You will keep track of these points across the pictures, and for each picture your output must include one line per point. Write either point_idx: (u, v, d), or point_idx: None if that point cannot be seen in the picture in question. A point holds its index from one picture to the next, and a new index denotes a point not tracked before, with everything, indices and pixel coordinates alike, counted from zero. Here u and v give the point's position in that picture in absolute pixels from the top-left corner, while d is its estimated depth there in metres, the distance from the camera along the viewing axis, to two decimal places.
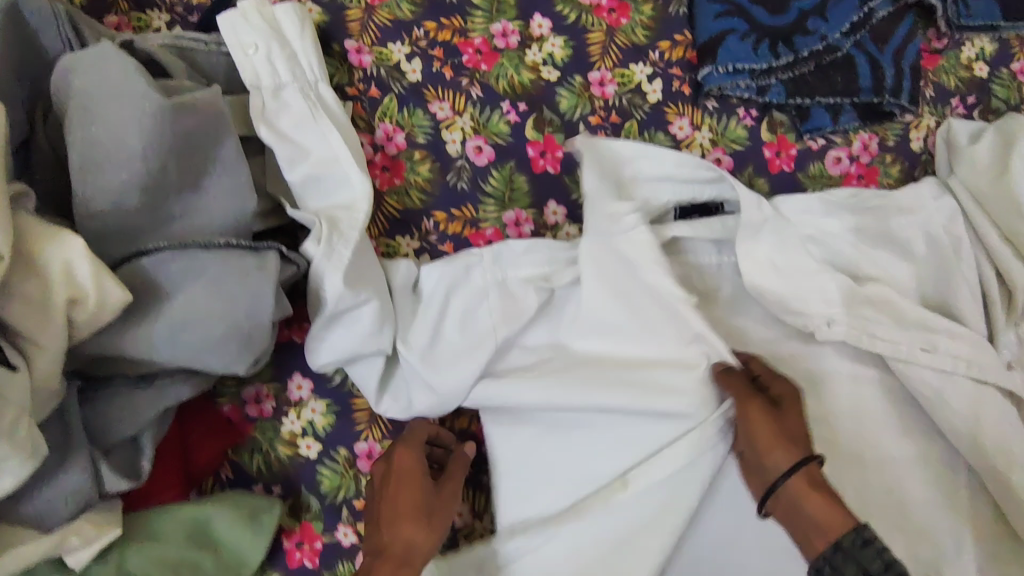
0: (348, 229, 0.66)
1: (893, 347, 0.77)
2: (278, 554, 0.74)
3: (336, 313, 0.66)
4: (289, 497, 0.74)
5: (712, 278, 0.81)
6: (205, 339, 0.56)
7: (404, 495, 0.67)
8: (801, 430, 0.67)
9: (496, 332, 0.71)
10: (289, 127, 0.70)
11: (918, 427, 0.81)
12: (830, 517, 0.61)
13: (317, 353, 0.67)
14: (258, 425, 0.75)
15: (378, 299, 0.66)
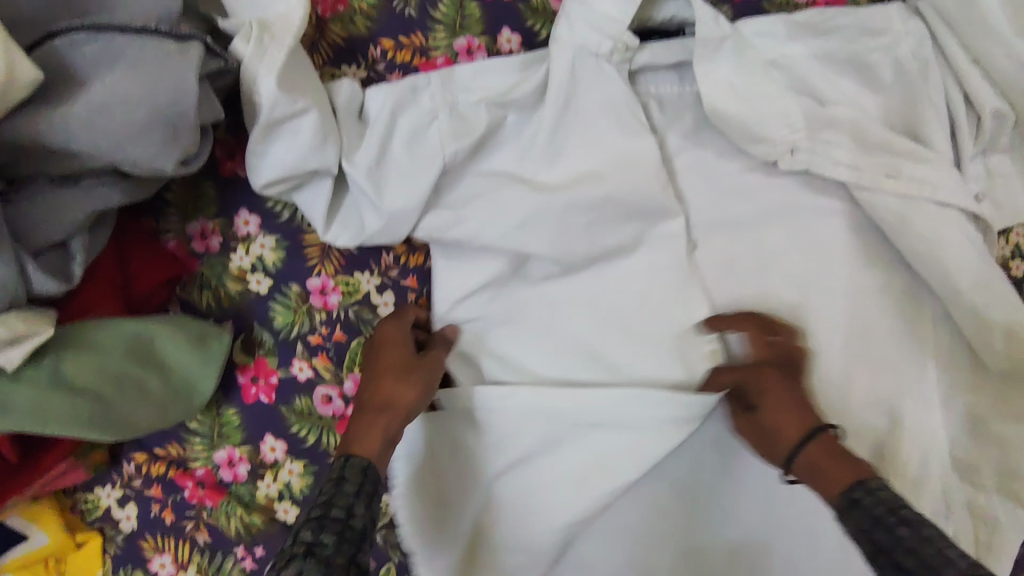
0: (282, 34, 0.63)
1: (856, 173, 0.76)
2: (232, 390, 0.73)
3: (274, 120, 0.63)
4: (240, 333, 0.73)
5: (673, 109, 0.79)
6: (127, 125, 0.54)
7: (386, 356, 0.70)
8: (779, 392, 0.67)
9: (444, 150, 0.69)
10: None
11: (885, 258, 0.80)
12: (823, 484, 0.62)
13: (256, 166, 0.65)
14: (206, 262, 0.73)
15: (316, 108, 0.64)
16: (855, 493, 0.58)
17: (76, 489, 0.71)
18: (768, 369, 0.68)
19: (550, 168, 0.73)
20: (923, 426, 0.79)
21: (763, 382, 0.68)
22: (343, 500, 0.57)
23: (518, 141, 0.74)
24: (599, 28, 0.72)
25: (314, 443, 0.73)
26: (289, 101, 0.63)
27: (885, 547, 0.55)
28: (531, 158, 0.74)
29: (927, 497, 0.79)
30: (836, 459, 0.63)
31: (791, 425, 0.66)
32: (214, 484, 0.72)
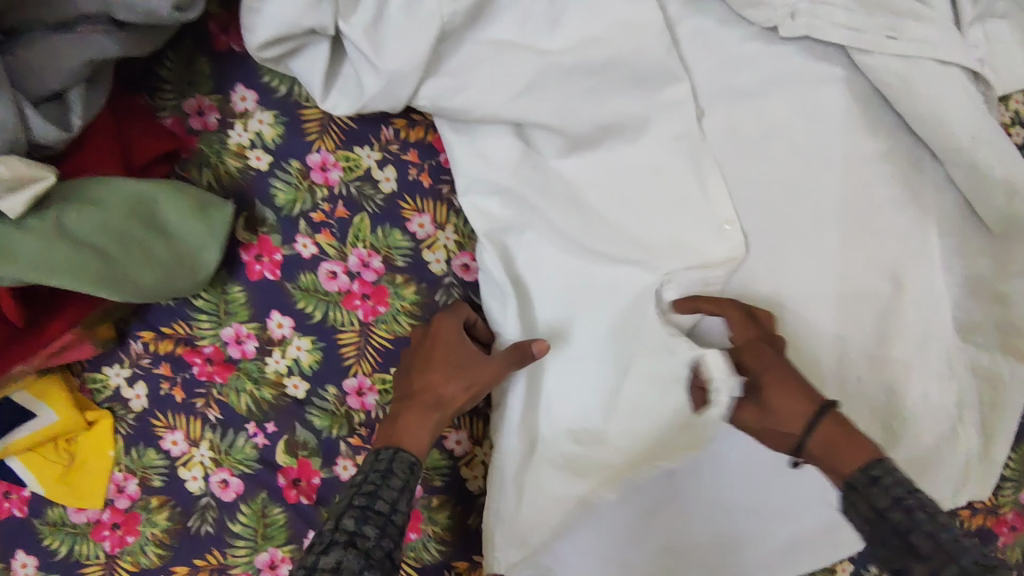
0: None
1: (855, 35, 0.76)
2: (237, 267, 0.72)
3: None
4: (243, 210, 0.72)
5: None
6: None
7: (438, 348, 0.69)
8: (780, 378, 0.65)
9: (442, 13, 0.67)
10: None
11: (886, 126, 0.80)
12: (847, 462, 0.60)
13: (250, 28, 0.65)
14: (204, 139, 0.72)
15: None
16: (878, 470, 0.58)
17: (84, 368, 0.70)
18: (753, 350, 0.67)
19: (551, 35, 0.72)
20: (926, 291, 0.79)
21: (765, 361, 0.67)
22: (385, 499, 0.59)
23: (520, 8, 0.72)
24: None
25: (320, 319, 0.73)
26: None
27: (900, 525, 0.56)
28: (531, 26, 0.72)
29: (931, 363, 0.78)
30: (839, 441, 0.61)
31: (798, 397, 0.64)
32: (223, 362, 0.71)
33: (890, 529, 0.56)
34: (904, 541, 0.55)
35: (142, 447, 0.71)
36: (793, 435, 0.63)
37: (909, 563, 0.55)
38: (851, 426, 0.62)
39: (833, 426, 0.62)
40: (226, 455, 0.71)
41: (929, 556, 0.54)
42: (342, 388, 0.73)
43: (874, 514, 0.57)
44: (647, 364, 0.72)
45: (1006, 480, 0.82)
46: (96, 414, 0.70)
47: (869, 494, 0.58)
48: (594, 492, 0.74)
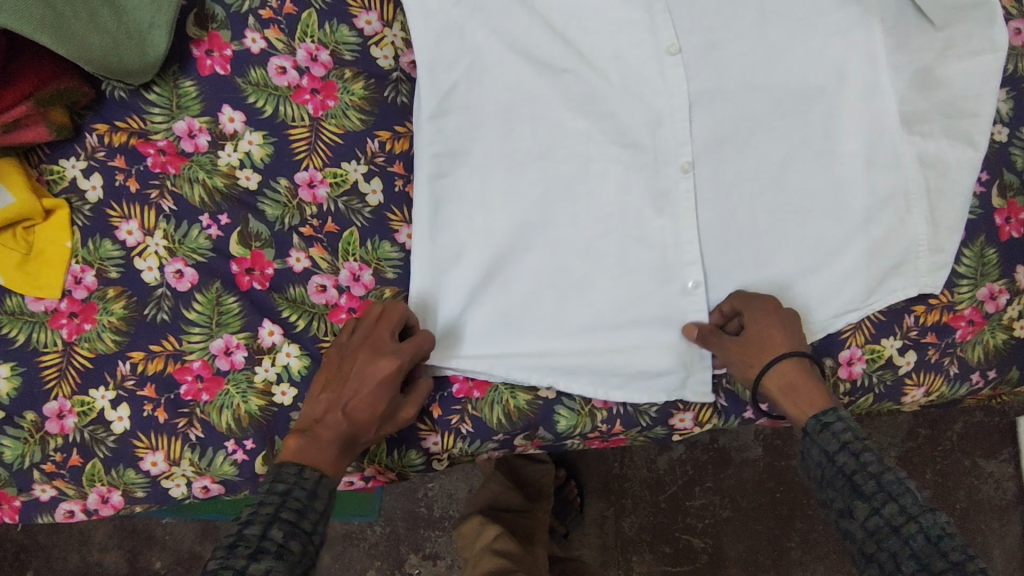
0: None
1: None
2: (188, 62, 0.73)
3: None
4: (193, 7, 0.73)
5: None
6: None
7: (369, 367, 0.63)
8: (771, 323, 0.69)
9: None
10: None
11: None
12: (802, 407, 0.67)
13: None
14: None
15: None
16: (828, 417, 0.64)
17: (42, 160, 0.72)
18: (766, 307, 0.69)
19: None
20: (867, 83, 0.79)
21: (758, 315, 0.69)
22: (297, 503, 0.57)
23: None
24: None
25: (270, 114, 0.74)
26: None
27: (851, 471, 0.60)
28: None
29: (879, 154, 0.78)
30: (799, 388, 0.67)
31: (758, 352, 0.69)
32: (176, 156, 0.73)
33: (839, 470, 0.61)
34: (850, 483, 0.60)
35: (99, 238, 0.71)
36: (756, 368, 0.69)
37: (852, 501, 0.59)
38: (817, 378, 0.68)
39: (794, 365, 0.67)
40: (181, 245, 0.72)
41: (871, 495, 0.58)
42: (294, 180, 0.73)
43: (825, 455, 0.63)
44: (593, 177, 0.74)
45: (961, 279, 0.80)
46: (53, 204, 0.71)
47: (820, 439, 0.64)
48: (503, 315, 0.73)
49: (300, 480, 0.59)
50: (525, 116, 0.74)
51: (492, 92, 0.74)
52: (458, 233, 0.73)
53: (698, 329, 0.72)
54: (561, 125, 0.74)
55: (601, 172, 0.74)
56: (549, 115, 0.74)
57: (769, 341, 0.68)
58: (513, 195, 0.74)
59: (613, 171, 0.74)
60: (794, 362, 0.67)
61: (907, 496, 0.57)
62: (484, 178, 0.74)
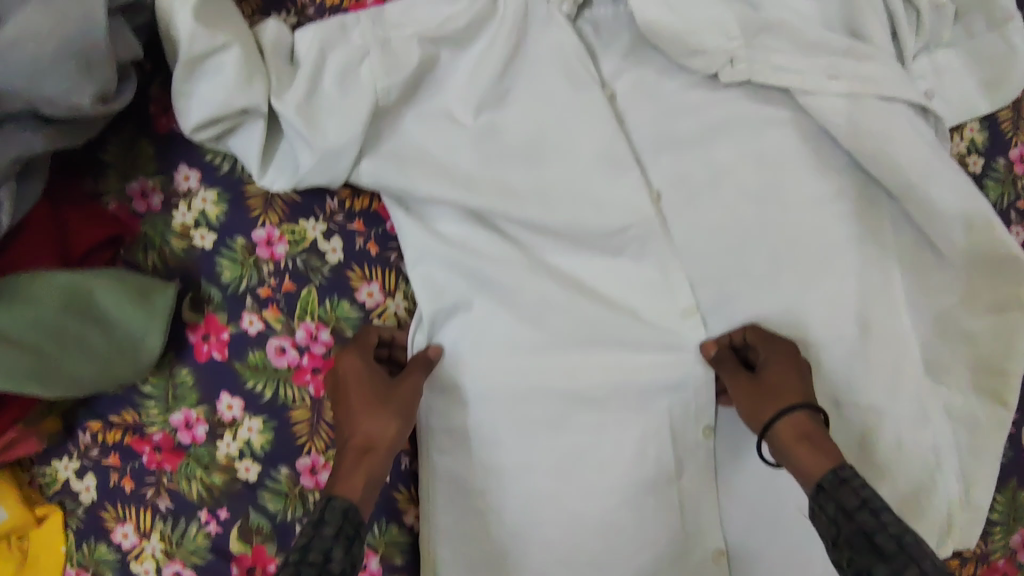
0: None
1: (797, 77, 0.75)
2: (184, 349, 0.70)
3: (200, 58, 0.62)
4: (188, 290, 0.71)
5: (608, 31, 0.78)
6: (35, 57, 0.52)
7: (357, 391, 0.67)
8: (782, 362, 0.70)
9: (376, 85, 0.68)
10: None
11: (838, 163, 0.78)
12: (807, 463, 0.64)
13: (183, 109, 0.64)
14: (148, 221, 0.71)
15: (237, 44, 0.63)
16: (845, 472, 0.62)
17: (33, 462, 0.71)
18: (784, 347, 0.71)
19: (476, 97, 0.72)
20: (892, 332, 0.76)
21: (772, 348, 0.72)
22: (321, 544, 0.54)
23: (453, 74, 0.72)
24: None
25: (270, 398, 0.71)
26: (208, 38, 0.61)
27: (868, 529, 0.57)
28: (461, 89, 0.72)
29: (903, 407, 0.75)
30: (816, 442, 0.65)
31: (772, 403, 0.68)
32: (172, 449, 0.70)
33: (857, 529, 0.58)
34: (870, 543, 0.57)
35: (94, 540, 0.71)
36: (761, 419, 0.68)
37: (873, 563, 0.56)
38: (831, 439, 0.66)
39: (805, 418, 0.67)
40: (178, 545, 0.70)
41: (889, 553, 0.56)
42: (296, 468, 0.70)
43: (841, 513, 0.60)
44: (603, 452, 0.73)
45: (994, 524, 0.79)
46: (46, 509, 0.71)
47: (839, 495, 0.61)
48: None
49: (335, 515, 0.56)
50: (531, 391, 0.73)
51: (499, 367, 0.73)
52: (458, 508, 0.74)
53: (714, 347, 0.73)
54: (568, 399, 0.73)
55: (616, 439, 0.74)
56: (560, 388, 0.73)
57: (789, 392, 0.68)
58: (519, 472, 0.73)
59: (625, 446, 0.73)
60: (804, 413, 0.67)
61: (927, 559, 0.55)
62: (492, 453, 0.73)
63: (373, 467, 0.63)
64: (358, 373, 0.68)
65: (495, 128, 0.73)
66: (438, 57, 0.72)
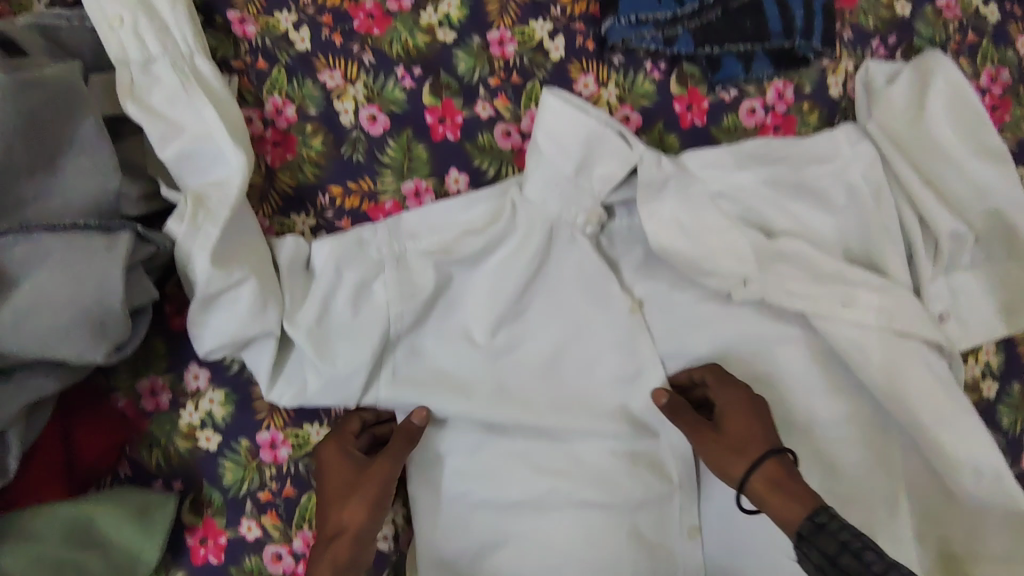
0: (217, 208, 0.65)
1: (811, 302, 0.75)
2: (181, 551, 0.71)
3: (210, 298, 0.65)
4: (189, 491, 0.71)
5: (622, 242, 0.79)
6: (52, 325, 0.53)
7: (333, 478, 0.69)
8: (741, 421, 0.70)
9: (389, 311, 0.71)
10: (157, 101, 0.66)
11: (846, 386, 0.77)
12: (787, 514, 0.64)
13: (197, 336, 0.66)
14: (155, 419, 0.72)
15: (251, 277, 0.65)
16: (822, 516, 0.60)
17: None
18: (738, 391, 0.72)
19: (487, 312, 0.75)
20: None
21: (726, 396, 0.72)
22: None
23: (463, 286, 0.75)
24: (553, 186, 0.74)
25: None
26: (223, 275, 0.64)
27: None
28: (473, 302, 0.75)
29: None
30: (783, 488, 0.65)
31: (733, 456, 0.69)
32: None
33: (841, 571, 0.55)
34: None
35: None
36: (732, 471, 0.68)
37: None
38: (800, 478, 0.66)
39: (775, 466, 0.67)
40: None
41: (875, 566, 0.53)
42: None
43: (825, 558, 0.57)
44: None
45: None
46: None
47: (820, 541, 0.58)
48: None
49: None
50: None
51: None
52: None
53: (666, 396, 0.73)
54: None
55: None
56: None
57: (750, 444, 0.69)
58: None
59: None
60: (773, 460, 0.67)
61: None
62: None
63: (342, 554, 0.65)
64: (334, 461, 0.69)
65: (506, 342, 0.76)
66: (451, 272, 0.74)
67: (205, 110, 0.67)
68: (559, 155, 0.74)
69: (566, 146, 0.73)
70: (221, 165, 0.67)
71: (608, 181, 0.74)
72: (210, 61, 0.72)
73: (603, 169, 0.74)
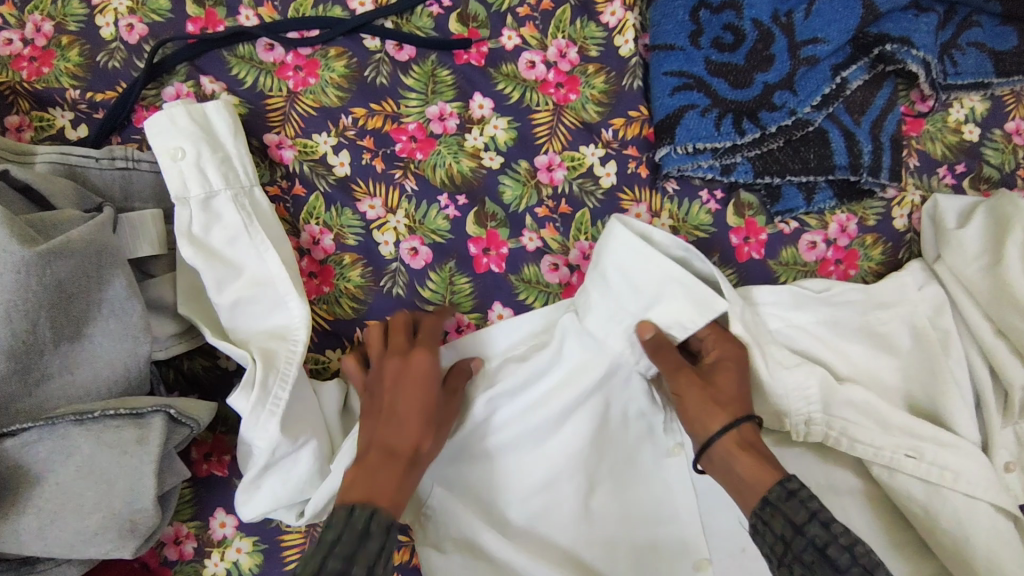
0: (284, 364, 0.63)
1: (874, 452, 0.70)
2: None
3: (272, 462, 0.62)
4: None
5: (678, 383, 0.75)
6: (79, 532, 0.49)
7: (402, 394, 0.63)
8: (728, 373, 0.66)
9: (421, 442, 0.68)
10: (220, 244, 0.65)
11: (909, 545, 0.72)
12: (755, 471, 0.60)
13: (246, 500, 0.63)
14: (178, 569, 0.68)
15: (313, 439, 0.64)
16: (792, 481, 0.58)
17: None
18: (738, 349, 0.68)
19: (529, 446, 0.70)
20: None
21: (723, 349, 0.68)
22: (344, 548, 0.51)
23: (508, 416, 0.70)
24: (619, 322, 0.67)
25: None
26: (291, 442, 0.62)
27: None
28: (515, 438, 0.69)
29: None
30: (753, 451, 0.62)
31: (715, 410, 0.64)
32: None
33: (809, 543, 0.54)
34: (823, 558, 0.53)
35: None
36: (703, 426, 0.64)
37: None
38: (765, 446, 0.64)
39: (748, 431, 0.64)
40: None
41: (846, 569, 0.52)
42: None
43: (790, 527, 0.55)
44: None
45: None
46: None
47: (786, 507, 0.56)
48: None
49: (350, 521, 0.53)
50: None
51: None
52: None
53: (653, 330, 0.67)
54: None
55: None
56: None
57: (733, 401, 0.65)
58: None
59: None
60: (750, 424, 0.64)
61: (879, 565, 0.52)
62: None
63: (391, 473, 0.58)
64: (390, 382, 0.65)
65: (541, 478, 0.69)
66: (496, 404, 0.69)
67: (269, 254, 0.66)
68: (630, 287, 0.67)
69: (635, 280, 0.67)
70: (281, 313, 0.66)
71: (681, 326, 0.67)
72: (265, 197, 0.71)
73: (676, 313, 0.67)
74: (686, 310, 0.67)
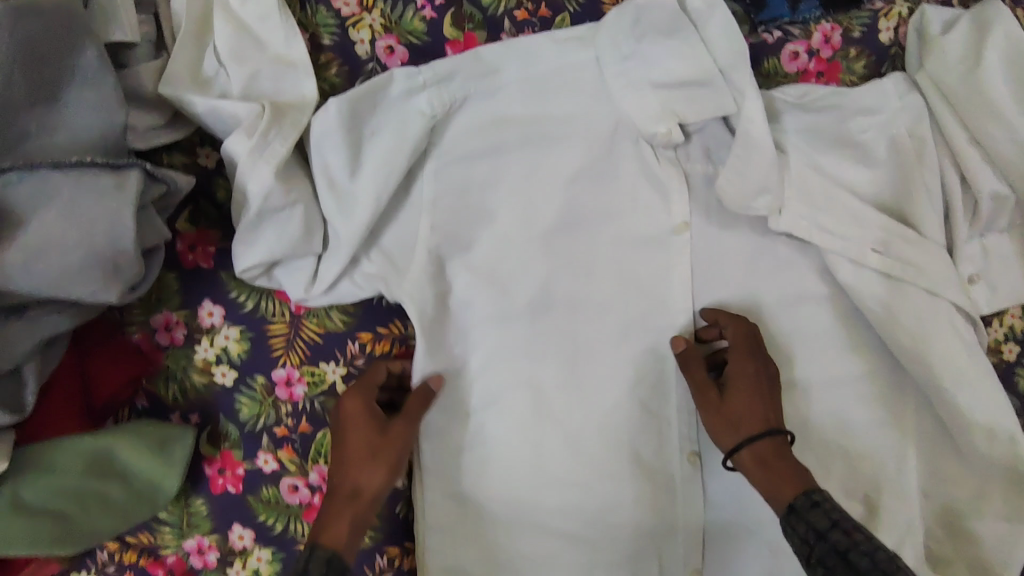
0: (291, 128, 0.65)
1: (840, 242, 0.73)
2: (199, 480, 0.73)
3: (265, 214, 0.64)
4: (206, 424, 0.73)
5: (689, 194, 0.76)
6: (62, 269, 0.52)
7: (352, 440, 0.69)
8: (746, 391, 0.69)
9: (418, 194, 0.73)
10: (252, 19, 0.68)
11: (866, 344, 0.78)
12: (776, 487, 0.65)
13: (240, 251, 0.66)
14: (170, 354, 0.72)
15: (304, 202, 0.66)
16: (798, 501, 0.63)
17: None
18: (745, 359, 0.71)
19: (501, 190, 0.74)
20: (899, 523, 0.77)
21: (710, 420, 0.70)
22: None
23: (508, 190, 0.74)
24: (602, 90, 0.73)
25: (280, 531, 0.74)
26: (283, 192, 0.64)
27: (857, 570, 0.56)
28: (487, 186, 0.74)
29: None
30: (771, 465, 0.67)
31: (755, 424, 0.69)
32: (184, 572, 0.74)
33: (830, 548, 0.58)
34: (844, 561, 0.57)
35: None
36: (741, 429, 0.69)
37: None
38: (792, 460, 0.67)
39: (768, 446, 0.68)
40: None
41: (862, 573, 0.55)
42: None
43: (814, 534, 0.60)
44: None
45: None
46: None
47: (809, 516, 0.61)
48: None
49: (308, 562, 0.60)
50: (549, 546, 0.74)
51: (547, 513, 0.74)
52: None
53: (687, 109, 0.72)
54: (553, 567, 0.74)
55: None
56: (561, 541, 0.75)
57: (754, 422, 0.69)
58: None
59: None
60: (770, 440, 0.67)
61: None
62: None
63: (357, 514, 0.66)
64: (351, 398, 0.70)
65: (513, 220, 0.74)
66: (465, 156, 0.73)
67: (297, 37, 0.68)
68: (617, 60, 0.72)
69: (642, 56, 0.71)
70: (295, 93, 0.68)
71: (692, 103, 0.72)
72: None
73: (688, 85, 0.72)
74: (685, 69, 0.71)
